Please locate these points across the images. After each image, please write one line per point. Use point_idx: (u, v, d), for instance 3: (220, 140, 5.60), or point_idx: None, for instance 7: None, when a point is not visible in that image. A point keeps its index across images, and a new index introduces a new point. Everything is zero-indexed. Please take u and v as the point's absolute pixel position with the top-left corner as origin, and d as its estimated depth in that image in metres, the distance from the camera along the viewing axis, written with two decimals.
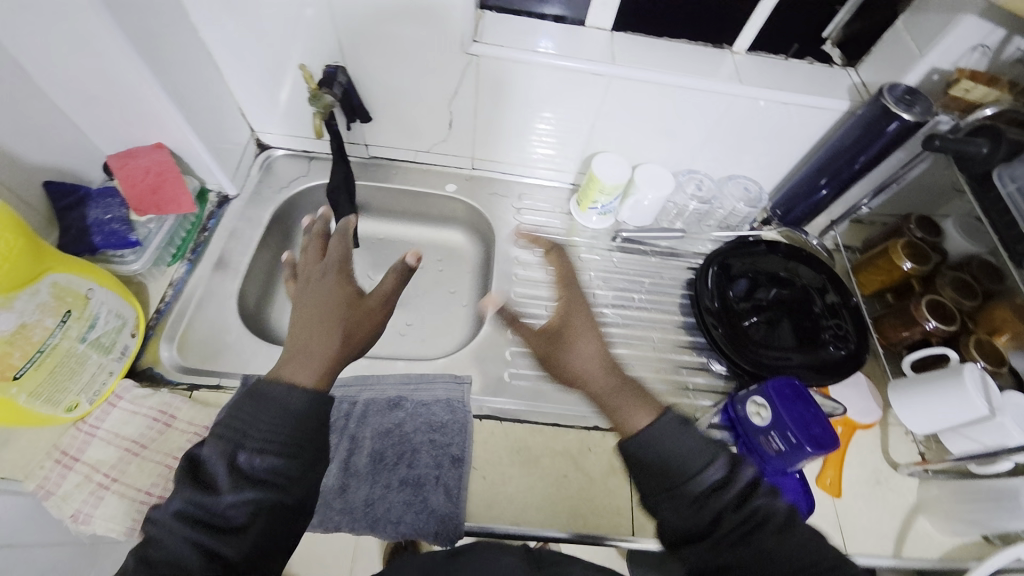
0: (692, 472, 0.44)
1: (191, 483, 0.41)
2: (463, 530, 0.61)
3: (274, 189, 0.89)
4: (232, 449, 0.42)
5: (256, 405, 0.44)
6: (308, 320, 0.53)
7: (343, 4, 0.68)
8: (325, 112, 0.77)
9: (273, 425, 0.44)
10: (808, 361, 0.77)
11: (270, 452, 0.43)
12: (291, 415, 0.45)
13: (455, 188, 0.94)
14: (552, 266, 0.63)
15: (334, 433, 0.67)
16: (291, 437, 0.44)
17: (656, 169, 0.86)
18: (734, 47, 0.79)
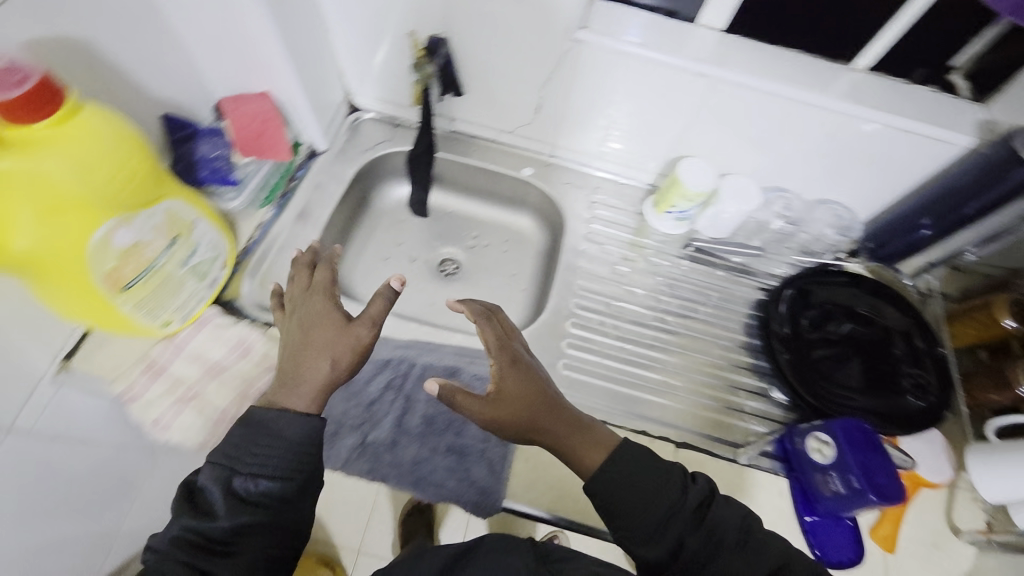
0: (655, 507, 0.51)
1: (187, 509, 0.46)
2: (500, 505, 0.64)
3: (358, 149, 0.92)
4: (226, 478, 0.46)
5: (247, 437, 0.48)
6: (297, 349, 0.53)
7: None
8: (426, 82, 0.81)
9: (261, 457, 0.47)
10: (877, 407, 0.73)
11: (264, 479, 0.47)
12: (282, 446, 0.48)
13: (531, 173, 0.94)
14: (484, 330, 0.58)
15: (386, 390, 0.71)
16: (279, 467, 0.47)
17: (745, 181, 0.82)
18: (854, 63, 0.74)
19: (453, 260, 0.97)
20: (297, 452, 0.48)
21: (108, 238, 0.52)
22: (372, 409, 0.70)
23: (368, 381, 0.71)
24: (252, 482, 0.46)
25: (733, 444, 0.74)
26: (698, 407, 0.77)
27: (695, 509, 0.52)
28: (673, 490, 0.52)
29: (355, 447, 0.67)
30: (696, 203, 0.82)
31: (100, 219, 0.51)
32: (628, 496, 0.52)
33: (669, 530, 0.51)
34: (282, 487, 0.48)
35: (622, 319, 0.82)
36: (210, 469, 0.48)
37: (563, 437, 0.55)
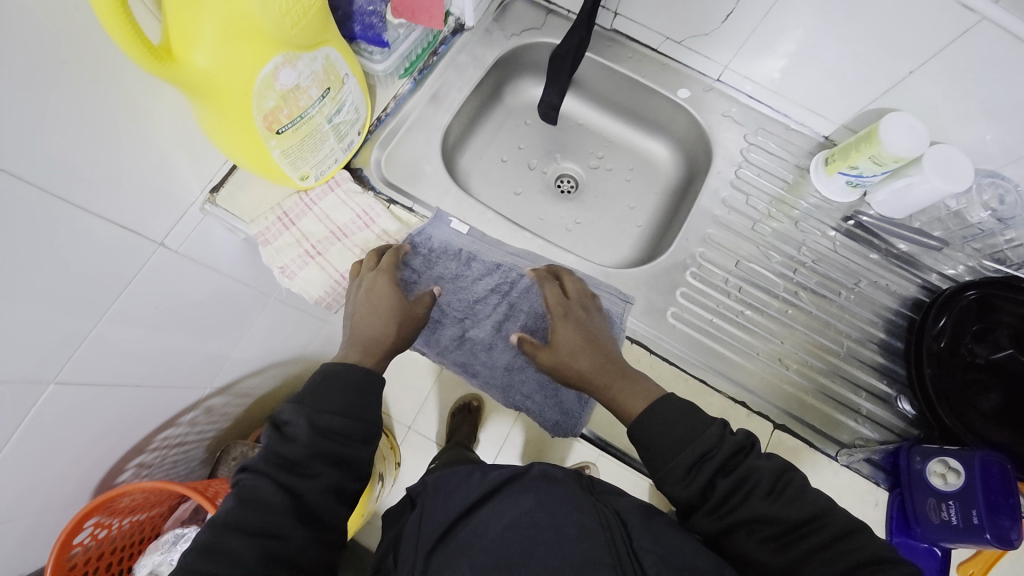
0: (689, 446, 0.50)
1: (273, 436, 0.50)
2: (579, 431, 0.70)
3: (505, 32, 0.84)
4: (307, 411, 0.50)
5: (323, 380, 0.53)
6: (358, 315, 0.61)
7: None
8: None
9: (336, 397, 0.52)
10: (1018, 452, 0.63)
11: (338, 415, 0.51)
12: (351, 386, 0.53)
13: (687, 96, 0.82)
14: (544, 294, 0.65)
15: (490, 294, 0.71)
16: (350, 406, 0.52)
17: (955, 153, 0.66)
18: None
19: (571, 178, 0.91)
20: (360, 387, 0.53)
21: (274, 76, 0.50)
22: (475, 310, 0.71)
23: (474, 280, 0.71)
24: (328, 417, 0.50)
25: (837, 442, 0.67)
26: (806, 394, 0.69)
27: (730, 454, 0.49)
28: (710, 435, 0.50)
29: (455, 340, 0.72)
30: (885, 168, 0.69)
31: (270, 54, 0.49)
32: (664, 434, 0.51)
33: (700, 471, 0.49)
34: (355, 424, 0.52)
35: (747, 282, 0.74)
36: (292, 406, 0.52)
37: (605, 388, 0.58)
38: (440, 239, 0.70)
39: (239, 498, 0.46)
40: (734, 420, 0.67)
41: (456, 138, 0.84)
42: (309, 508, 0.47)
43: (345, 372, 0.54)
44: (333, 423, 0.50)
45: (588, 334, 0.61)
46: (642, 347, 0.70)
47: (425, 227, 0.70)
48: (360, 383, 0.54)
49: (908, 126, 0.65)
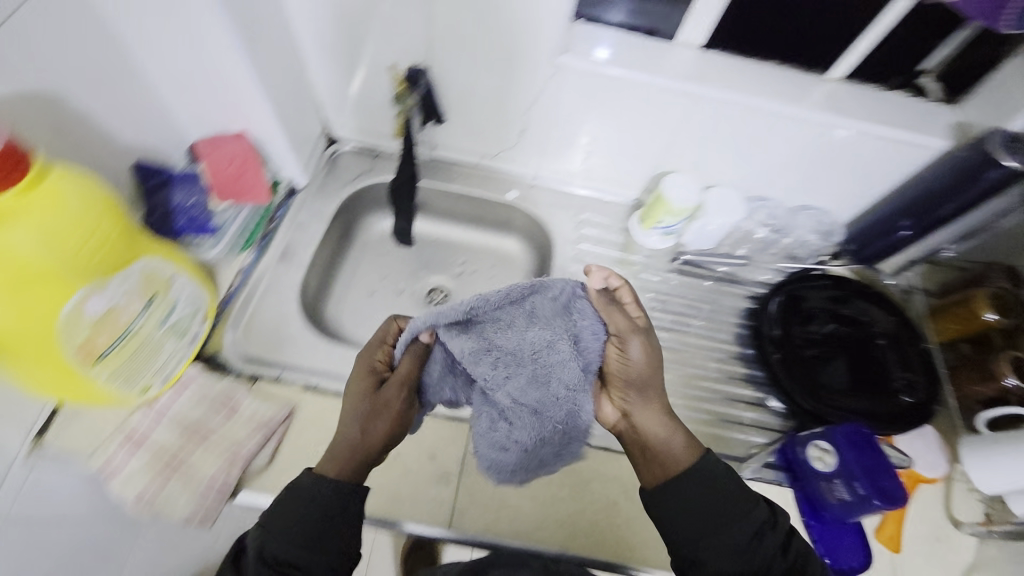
0: (747, 526, 0.53)
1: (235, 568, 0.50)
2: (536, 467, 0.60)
3: (339, 183, 0.90)
4: (262, 540, 0.50)
5: (292, 499, 0.52)
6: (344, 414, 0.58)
7: (444, 11, 0.67)
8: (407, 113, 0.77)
9: (292, 523, 0.50)
10: (875, 407, 0.73)
11: (289, 553, 0.49)
12: (310, 509, 0.51)
13: (516, 196, 0.93)
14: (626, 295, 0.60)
15: (537, 321, 0.56)
16: (308, 536, 0.50)
17: (730, 191, 0.84)
18: (830, 73, 0.73)
19: (442, 289, 0.96)
20: (325, 514, 0.51)
21: (79, 310, 0.52)
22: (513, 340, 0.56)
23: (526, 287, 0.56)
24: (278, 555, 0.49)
25: (735, 458, 0.74)
26: (697, 425, 0.77)
27: (775, 535, 0.54)
28: (755, 516, 0.54)
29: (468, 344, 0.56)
30: (682, 217, 0.84)
31: (72, 290, 0.51)
32: (722, 511, 0.54)
33: (757, 550, 0.53)
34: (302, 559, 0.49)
35: None
36: (254, 531, 0.52)
37: (652, 419, 0.59)
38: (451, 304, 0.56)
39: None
40: None
41: (316, 289, 0.86)
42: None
43: (309, 491, 0.52)
44: (288, 554, 0.49)
45: (652, 363, 0.59)
46: None
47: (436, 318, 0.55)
48: (317, 506, 0.51)
49: (686, 182, 0.83)
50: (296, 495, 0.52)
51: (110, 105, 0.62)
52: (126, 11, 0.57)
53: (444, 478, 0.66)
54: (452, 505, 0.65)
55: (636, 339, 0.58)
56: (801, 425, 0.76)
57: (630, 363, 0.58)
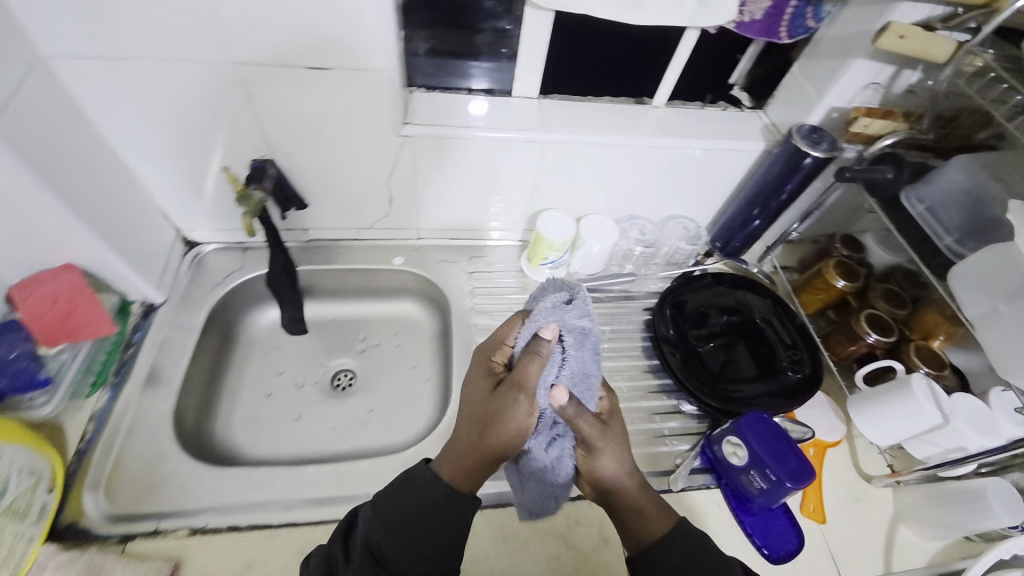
0: None
1: (345, 546, 0.53)
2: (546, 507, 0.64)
3: (206, 287, 0.83)
4: (379, 524, 0.53)
5: (410, 490, 0.55)
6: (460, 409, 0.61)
7: (273, 105, 0.65)
8: (256, 211, 0.71)
9: (404, 517, 0.53)
10: (771, 388, 0.78)
11: (398, 547, 0.52)
12: (422, 510, 0.54)
13: (403, 261, 0.92)
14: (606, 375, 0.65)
15: (581, 370, 0.59)
16: (411, 540, 0.52)
17: (601, 219, 0.89)
18: (654, 101, 0.82)
19: (348, 371, 0.91)
20: (438, 518, 0.54)
21: None
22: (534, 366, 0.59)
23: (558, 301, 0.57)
24: (387, 545, 0.52)
25: (664, 473, 0.74)
26: None
27: None
28: None
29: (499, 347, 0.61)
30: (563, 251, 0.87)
31: None
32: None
33: None
34: (400, 557, 0.52)
35: None
36: (368, 512, 0.54)
37: (627, 490, 0.58)
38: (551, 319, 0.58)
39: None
40: (583, 515, 0.67)
41: (198, 410, 0.77)
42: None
43: (426, 485, 0.55)
44: (392, 545, 0.52)
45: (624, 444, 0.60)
46: (473, 508, 0.66)
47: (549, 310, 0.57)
48: (431, 503, 0.54)
49: (559, 218, 0.86)
50: (420, 483, 0.55)
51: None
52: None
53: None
54: None
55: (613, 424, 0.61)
56: (715, 420, 0.79)
57: (607, 435, 0.59)
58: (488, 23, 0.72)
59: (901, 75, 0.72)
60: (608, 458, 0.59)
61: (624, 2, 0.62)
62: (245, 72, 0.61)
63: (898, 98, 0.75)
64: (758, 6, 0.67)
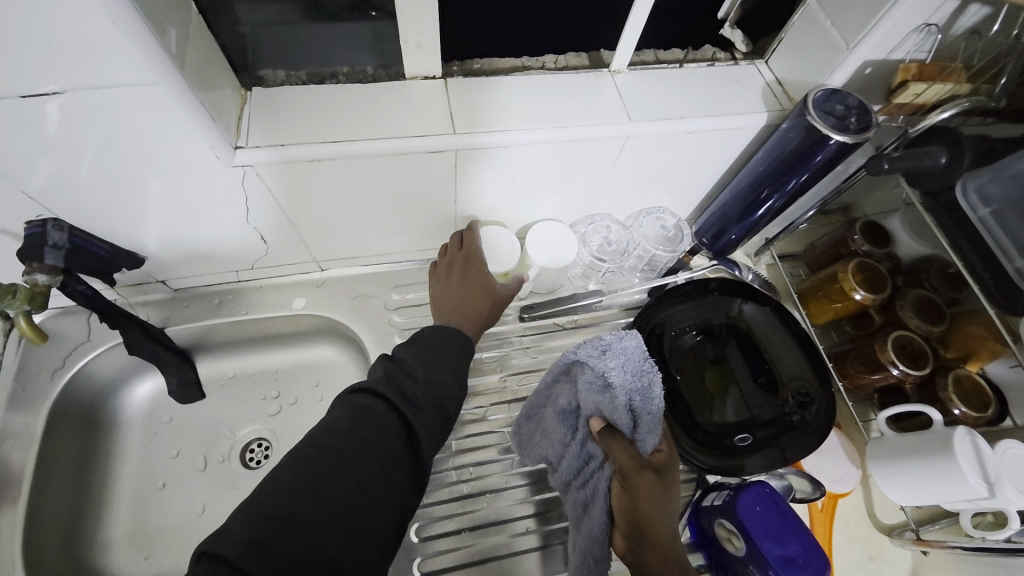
0: None
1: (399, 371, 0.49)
2: None
3: (44, 374, 0.64)
4: (424, 361, 0.51)
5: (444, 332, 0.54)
6: (440, 282, 0.63)
7: (8, 149, 0.42)
8: (34, 303, 0.52)
9: (444, 354, 0.52)
10: (776, 434, 0.63)
11: (446, 372, 0.51)
12: (457, 350, 0.53)
13: (305, 303, 0.71)
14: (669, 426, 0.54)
15: (608, 410, 0.51)
16: (455, 373, 0.52)
17: (555, 226, 0.69)
18: (613, 66, 0.58)
19: (262, 440, 0.73)
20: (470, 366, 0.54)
21: None
22: (572, 393, 0.54)
23: (603, 346, 0.51)
24: (435, 371, 0.50)
25: None
26: None
27: None
28: None
29: (544, 383, 0.58)
30: None
31: None
32: None
33: None
34: (445, 385, 0.50)
35: (477, 455, 0.66)
36: (406, 348, 0.52)
37: (661, 541, 0.46)
38: (584, 351, 0.53)
39: (344, 426, 0.44)
40: None
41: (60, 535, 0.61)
42: (416, 451, 0.46)
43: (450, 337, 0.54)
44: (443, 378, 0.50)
45: (670, 497, 0.48)
46: None
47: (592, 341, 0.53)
48: (464, 348, 0.54)
49: (495, 244, 0.65)
50: (445, 337, 0.54)
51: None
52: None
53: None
54: None
55: (661, 473, 0.49)
56: (703, 481, 0.64)
57: (652, 474, 0.49)
58: None
59: (967, 8, 0.49)
60: (642, 504, 0.47)
61: None
62: None
63: (957, 42, 0.52)
64: None
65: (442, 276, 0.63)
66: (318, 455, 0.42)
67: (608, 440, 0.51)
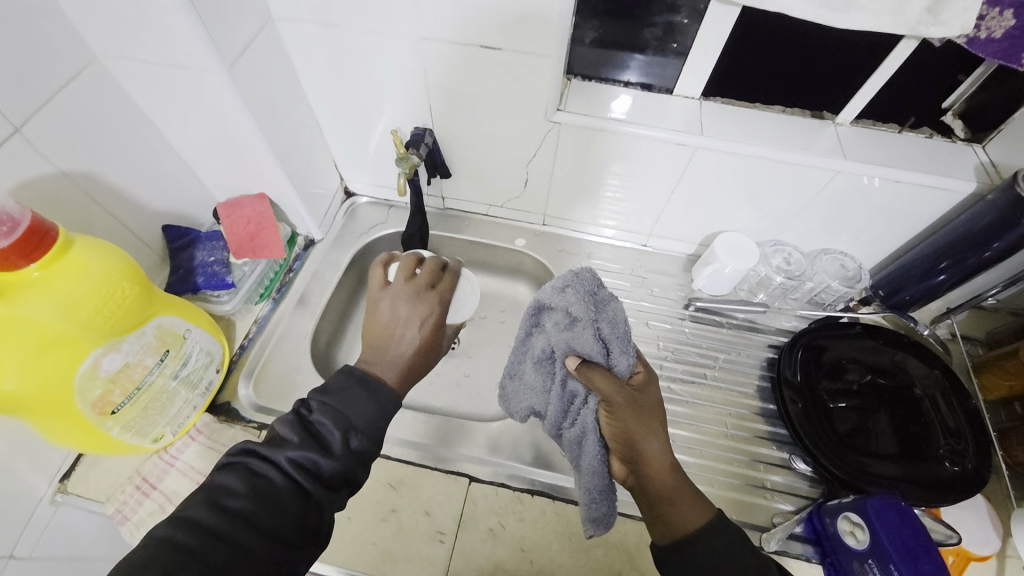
0: None
1: (293, 438, 0.51)
2: (605, 520, 0.59)
3: (354, 234, 0.95)
4: (341, 420, 0.53)
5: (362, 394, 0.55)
6: (384, 329, 0.63)
7: (441, 77, 0.71)
8: (410, 172, 0.80)
9: (357, 406, 0.54)
10: (910, 475, 0.66)
11: (352, 430, 0.53)
12: (373, 400, 0.55)
13: (524, 243, 0.94)
14: (640, 369, 0.59)
15: (577, 343, 0.56)
16: (373, 428, 0.54)
17: (740, 237, 0.82)
18: (838, 118, 0.72)
19: None
20: (386, 418, 0.56)
21: (95, 367, 0.55)
22: (546, 338, 0.60)
23: (562, 284, 0.57)
24: (334, 431, 0.52)
25: (759, 527, 0.68)
26: (738, 492, 0.70)
27: None
28: None
29: (519, 339, 0.64)
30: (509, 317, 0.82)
31: (87, 350, 0.54)
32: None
33: None
34: (362, 432, 0.53)
35: None
36: (313, 407, 0.54)
37: (654, 465, 0.53)
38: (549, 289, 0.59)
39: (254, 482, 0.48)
40: None
41: (330, 336, 0.88)
42: (301, 515, 0.48)
43: (381, 391, 0.56)
44: (363, 432, 0.53)
45: (654, 426, 0.55)
46: (546, 496, 0.67)
47: (567, 283, 0.58)
48: (388, 402, 0.56)
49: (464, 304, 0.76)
50: (374, 388, 0.56)
51: (132, 174, 0.68)
52: (142, 90, 0.63)
53: (437, 536, 0.64)
54: (447, 561, 0.63)
55: (640, 405, 0.55)
56: (830, 492, 0.69)
57: (633, 412, 0.54)
58: (661, 16, 0.67)
59: None
60: (632, 427, 0.54)
61: (828, 1, 0.55)
62: (427, 48, 0.67)
63: None
64: (1000, 23, 0.54)
65: (386, 321, 0.64)
66: (203, 511, 0.45)
67: (586, 371, 0.55)
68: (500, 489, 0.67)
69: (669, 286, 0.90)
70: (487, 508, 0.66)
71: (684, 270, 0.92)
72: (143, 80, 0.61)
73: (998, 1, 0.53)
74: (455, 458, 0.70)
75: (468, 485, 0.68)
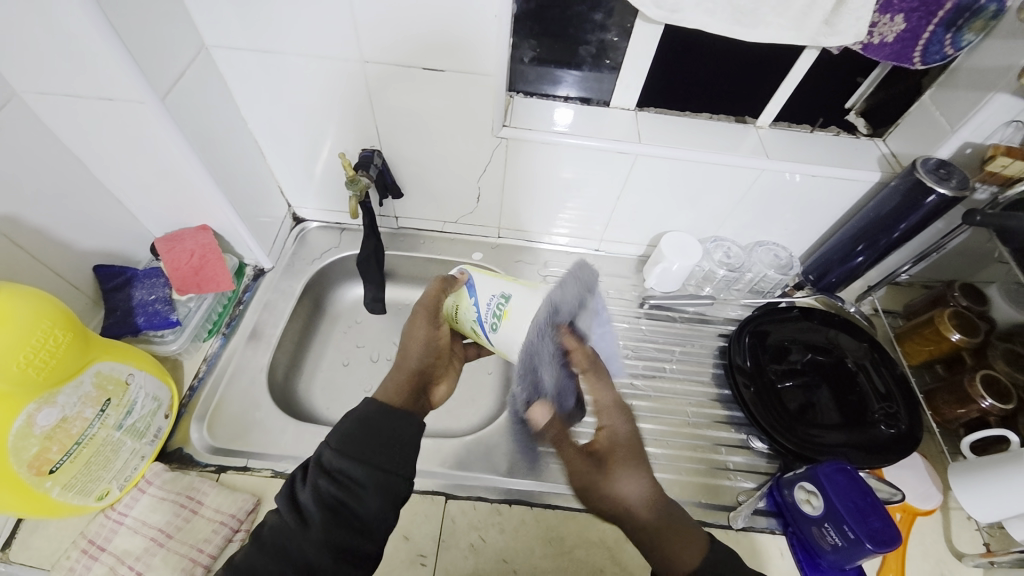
0: None
1: (300, 476, 0.51)
2: None
3: (306, 260, 0.92)
4: (345, 457, 0.50)
5: (361, 427, 0.52)
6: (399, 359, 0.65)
7: (387, 99, 0.71)
8: (362, 194, 0.78)
9: (358, 441, 0.51)
10: (855, 440, 0.72)
11: (343, 454, 0.51)
12: (375, 432, 0.52)
13: (481, 257, 0.95)
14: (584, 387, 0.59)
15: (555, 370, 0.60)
16: (381, 457, 0.51)
17: (683, 236, 0.87)
18: (758, 122, 0.79)
19: None
20: (395, 442, 0.52)
21: (29, 425, 0.50)
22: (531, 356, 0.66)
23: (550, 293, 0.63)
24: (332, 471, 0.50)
25: (727, 507, 0.71)
26: (706, 476, 0.74)
27: None
28: None
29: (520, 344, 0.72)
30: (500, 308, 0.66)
31: (20, 407, 0.50)
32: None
33: None
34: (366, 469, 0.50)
35: None
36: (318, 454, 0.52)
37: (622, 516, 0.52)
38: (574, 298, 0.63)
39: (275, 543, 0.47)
40: (633, 534, 0.66)
41: (289, 367, 0.84)
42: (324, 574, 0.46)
43: (365, 408, 0.54)
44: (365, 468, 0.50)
45: (622, 480, 0.53)
46: (524, 504, 0.68)
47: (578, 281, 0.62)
48: (403, 427, 0.53)
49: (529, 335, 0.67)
50: (375, 418, 0.53)
51: (58, 213, 0.64)
52: (67, 126, 0.59)
53: (418, 560, 0.63)
54: None
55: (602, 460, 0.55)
56: (788, 465, 0.73)
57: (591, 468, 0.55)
58: (593, 35, 0.71)
59: None
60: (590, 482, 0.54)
61: (739, 18, 0.60)
62: (371, 69, 0.67)
63: None
64: (892, 28, 0.62)
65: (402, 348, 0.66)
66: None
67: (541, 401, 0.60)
68: (478, 503, 0.67)
69: (624, 287, 0.94)
70: (467, 524, 0.66)
71: (635, 271, 0.96)
72: (68, 117, 0.58)
73: (887, 9, 0.60)
74: (430, 478, 0.69)
75: (445, 503, 0.67)
